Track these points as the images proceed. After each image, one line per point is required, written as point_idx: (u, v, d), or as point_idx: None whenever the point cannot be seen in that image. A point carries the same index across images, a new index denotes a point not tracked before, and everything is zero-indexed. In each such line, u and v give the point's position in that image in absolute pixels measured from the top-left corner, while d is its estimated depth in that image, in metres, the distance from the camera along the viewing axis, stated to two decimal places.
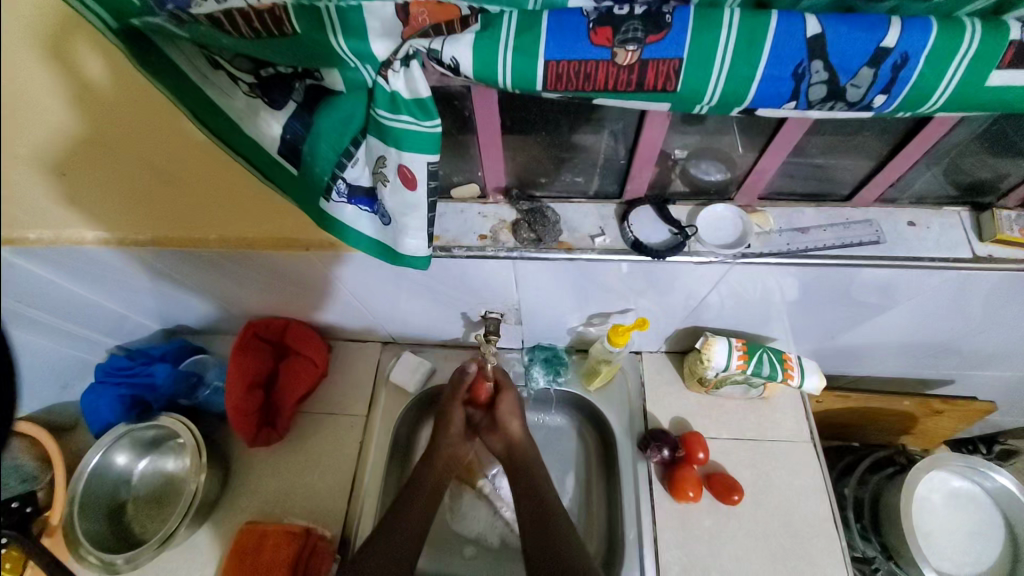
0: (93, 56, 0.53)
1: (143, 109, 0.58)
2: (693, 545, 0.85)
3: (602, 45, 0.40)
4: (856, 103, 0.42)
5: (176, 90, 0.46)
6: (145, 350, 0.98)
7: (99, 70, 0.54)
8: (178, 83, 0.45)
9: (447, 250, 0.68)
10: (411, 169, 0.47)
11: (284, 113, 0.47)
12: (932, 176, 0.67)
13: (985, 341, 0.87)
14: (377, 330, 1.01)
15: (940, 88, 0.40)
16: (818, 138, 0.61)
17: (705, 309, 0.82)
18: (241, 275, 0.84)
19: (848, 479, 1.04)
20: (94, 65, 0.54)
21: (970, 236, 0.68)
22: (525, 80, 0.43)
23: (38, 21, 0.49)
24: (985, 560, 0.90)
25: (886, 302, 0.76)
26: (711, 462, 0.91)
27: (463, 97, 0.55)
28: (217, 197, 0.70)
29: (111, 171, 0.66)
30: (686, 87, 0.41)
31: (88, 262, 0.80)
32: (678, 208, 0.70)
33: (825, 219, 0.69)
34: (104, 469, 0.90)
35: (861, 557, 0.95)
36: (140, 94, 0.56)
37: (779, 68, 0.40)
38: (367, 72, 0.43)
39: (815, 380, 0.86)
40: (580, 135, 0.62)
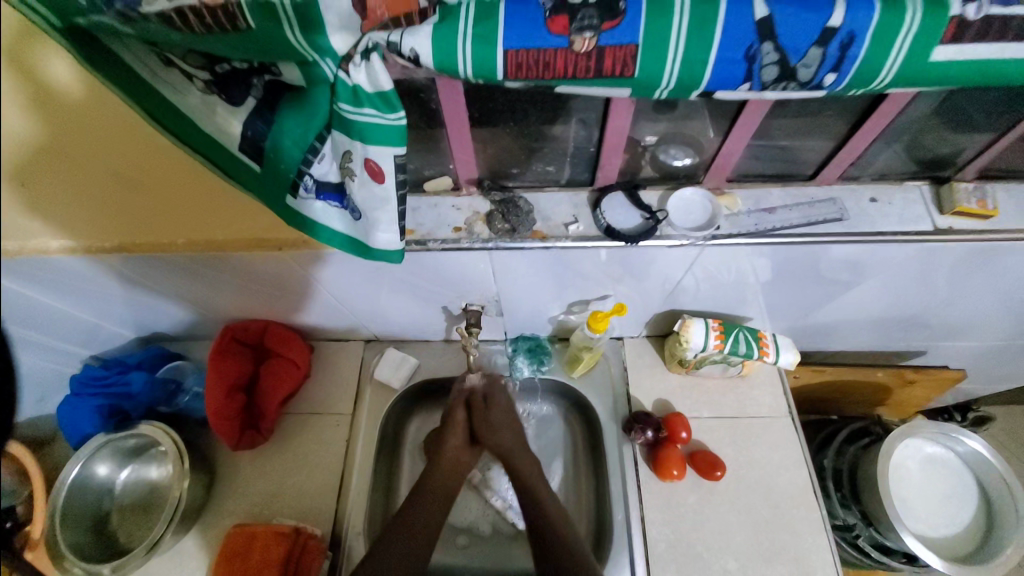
0: (53, 62, 0.50)
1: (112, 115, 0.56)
2: (679, 523, 0.87)
3: (560, 33, 0.40)
4: (807, 83, 0.43)
5: (132, 89, 0.45)
6: (120, 359, 0.97)
7: (62, 75, 0.51)
8: (133, 82, 0.45)
9: (422, 244, 0.68)
10: (378, 162, 0.47)
11: (245, 110, 0.47)
12: (892, 152, 0.69)
13: (952, 311, 0.90)
14: (359, 328, 1.01)
15: (886, 65, 0.42)
16: (781, 119, 0.62)
17: (681, 292, 0.84)
18: (216, 277, 0.83)
19: (827, 451, 1.08)
20: (54, 73, 0.50)
21: (930, 209, 0.71)
22: (485, 69, 0.43)
23: None
24: (961, 521, 0.94)
25: (853, 277, 0.78)
26: (693, 441, 0.93)
27: (428, 90, 0.55)
28: (185, 199, 0.69)
29: (74, 177, 0.63)
30: (643, 72, 0.42)
31: (56, 272, 0.78)
32: (649, 193, 0.71)
33: (791, 198, 0.71)
34: (86, 480, 0.89)
35: (842, 525, 0.99)
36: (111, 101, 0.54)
37: (731, 51, 0.41)
38: (327, 65, 0.43)
39: (790, 357, 0.88)
40: (548, 125, 0.63)
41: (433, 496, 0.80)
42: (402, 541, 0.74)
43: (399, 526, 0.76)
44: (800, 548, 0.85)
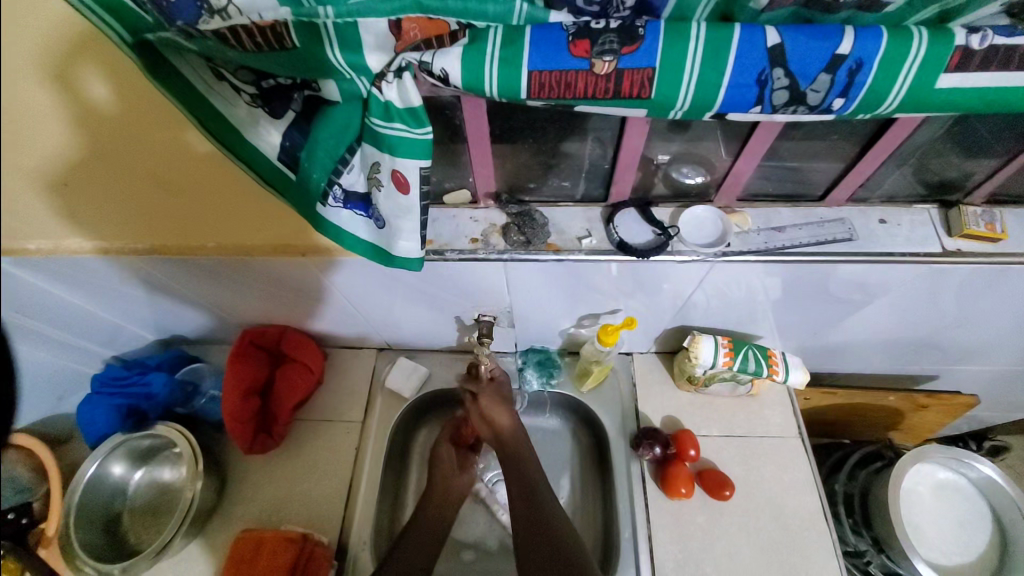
0: (90, 81, 0.56)
1: (143, 127, 0.61)
2: (687, 542, 0.86)
3: (581, 56, 0.43)
4: (816, 106, 0.45)
5: (186, 98, 0.48)
6: (141, 362, 0.99)
7: (100, 94, 0.57)
8: (188, 93, 0.47)
9: (440, 254, 0.71)
10: (404, 173, 0.49)
11: (285, 122, 0.50)
12: (900, 175, 0.70)
13: (964, 334, 0.90)
14: (372, 337, 1.03)
15: (894, 90, 0.43)
16: (790, 141, 0.64)
17: (691, 308, 0.85)
18: (239, 282, 0.86)
19: (838, 475, 1.06)
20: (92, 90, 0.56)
21: (938, 231, 0.72)
22: (510, 88, 0.46)
23: (41, 48, 0.52)
24: (976, 550, 0.92)
25: (864, 298, 0.79)
26: (702, 459, 0.93)
27: (453, 107, 0.58)
28: (214, 205, 0.72)
29: (110, 186, 0.68)
30: (660, 93, 0.44)
31: (88, 273, 0.81)
32: (661, 210, 0.73)
33: (801, 218, 0.72)
34: (101, 479, 0.91)
35: (854, 551, 0.96)
36: (142, 114, 0.59)
37: (743, 76, 0.43)
38: (362, 83, 0.46)
39: (800, 375, 0.88)
40: (565, 142, 0.65)
41: (433, 520, 0.82)
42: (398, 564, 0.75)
43: (401, 551, 0.77)
44: (811, 572, 0.83)
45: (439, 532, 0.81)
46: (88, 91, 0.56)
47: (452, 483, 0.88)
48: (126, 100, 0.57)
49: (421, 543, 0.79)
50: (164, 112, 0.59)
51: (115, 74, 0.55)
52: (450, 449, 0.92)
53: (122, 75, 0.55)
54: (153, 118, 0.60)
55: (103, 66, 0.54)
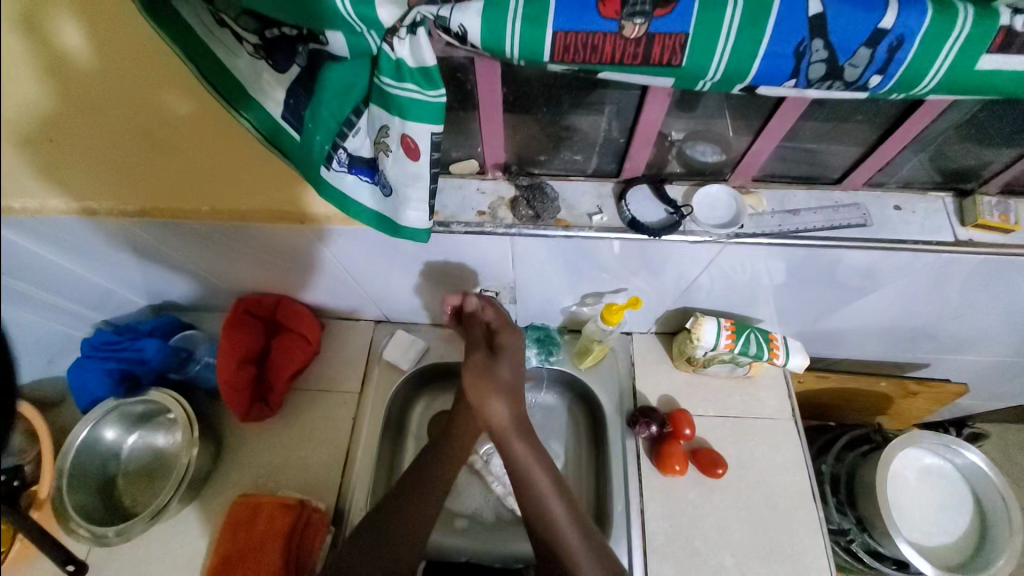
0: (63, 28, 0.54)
1: (127, 80, 0.59)
2: (679, 517, 0.88)
3: (611, 18, 0.40)
4: (852, 84, 0.43)
5: (186, 44, 0.45)
6: (133, 326, 0.97)
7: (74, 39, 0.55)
8: (187, 38, 0.44)
9: (446, 226, 0.69)
10: (414, 139, 0.47)
11: (289, 77, 0.47)
12: (918, 162, 0.69)
13: (962, 324, 0.91)
14: (371, 309, 1.01)
15: (932, 70, 0.42)
16: (811, 122, 0.62)
17: (696, 290, 0.84)
18: (235, 248, 0.83)
19: (826, 456, 1.08)
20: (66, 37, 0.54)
21: (951, 221, 0.71)
22: (532, 50, 0.43)
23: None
24: (955, 532, 0.95)
25: (869, 285, 0.79)
26: (696, 439, 0.94)
27: (466, 70, 0.55)
28: (208, 166, 0.69)
29: (98, 146, 0.65)
30: (691, 62, 0.42)
31: (76, 235, 0.78)
32: (674, 188, 0.71)
33: (815, 202, 0.71)
34: (93, 443, 0.90)
35: (837, 529, 1.00)
36: (123, 66, 0.57)
37: (781, 46, 0.41)
38: (372, 38, 0.43)
39: (799, 360, 0.89)
40: (579, 113, 0.63)
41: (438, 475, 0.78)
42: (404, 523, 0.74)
43: (405, 507, 0.75)
44: (796, 548, 0.86)
45: (441, 491, 0.78)
46: (67, 39, 0.55)
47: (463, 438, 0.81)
48: (104, 50, 0.56)
49: (421, 503, 0.76)
50: (147, 62, 0.57)
51: (93, 18, 0.53)
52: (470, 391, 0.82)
53: (99, 19, 0.53)
54: (135, 69, 0.58)
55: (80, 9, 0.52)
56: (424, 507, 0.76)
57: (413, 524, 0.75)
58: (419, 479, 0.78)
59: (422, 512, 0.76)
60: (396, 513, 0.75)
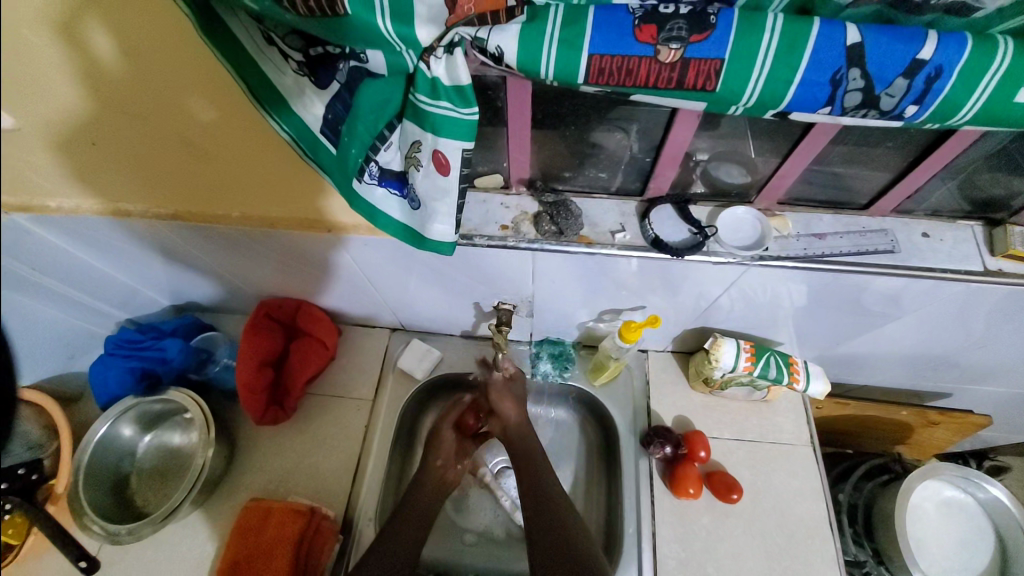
0: (99, 40, 0.54)
1: (159, 87, 0.59)
2: (691, 541, 0.86)
3: (646, 42, 0.41)
4: (887, 112, 0.43)
5: (236, 62, 0.47)
6: (155, 325, 0.99)
7: (110, 52, 0.55)
8: (238, 56, 0.46)
9: (469, 239, 0.69)
10: (446, 155, 0.48)
11: (329, 93, 0.48)
12: (947, 190, 0.68)
13: (986, 355, 0.89)
14: (388, 317, 1.02)
15: (971, 101, 0.41)
16: (840, 147, 0.62)
17: (715, 310, 0.83)
18: (259, 253, 0.85)
19: (843, 485, 1.05)
20: (103, 49, 0.55)
21: (981, 250, 0.69)
22: (567, 73, 0.43)
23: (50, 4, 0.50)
24: (976, 568, 0.92)
25: (893, 311, 0.77)
26: (712, 461, 0.93)
27: (497, 88, 0.56)
28: (240, 173, 0.71)
29: (135, 150, 0.67)
30: (725, 87, 0.42)
31: (105, 235, 0.81)
32: (698, 208, 0.71)
33: (842, 226, 0.70)
34: (112, 440, 0.91)
35: (853, 561, 0.95)
36: (155, 74, 0.57)
37: (817, 74, 0.41)
38: (409, 57, 0.44)
39: (820, 386, 0.87)
40: (605, 134, 0.63)
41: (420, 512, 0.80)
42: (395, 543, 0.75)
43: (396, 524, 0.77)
44: None
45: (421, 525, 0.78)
46: (104, 48, 0.55)
47: (443, 472, 0.87)
48: (137, 60, 0.56)
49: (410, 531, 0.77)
50: (180, 69, 0.57)
51: (125, 29, 0.53)
52: (452, 434, 0.91)
53: (129, 28, 0.53)
54: (170, 77, 0.58)
55: (115, 21, 0.52)
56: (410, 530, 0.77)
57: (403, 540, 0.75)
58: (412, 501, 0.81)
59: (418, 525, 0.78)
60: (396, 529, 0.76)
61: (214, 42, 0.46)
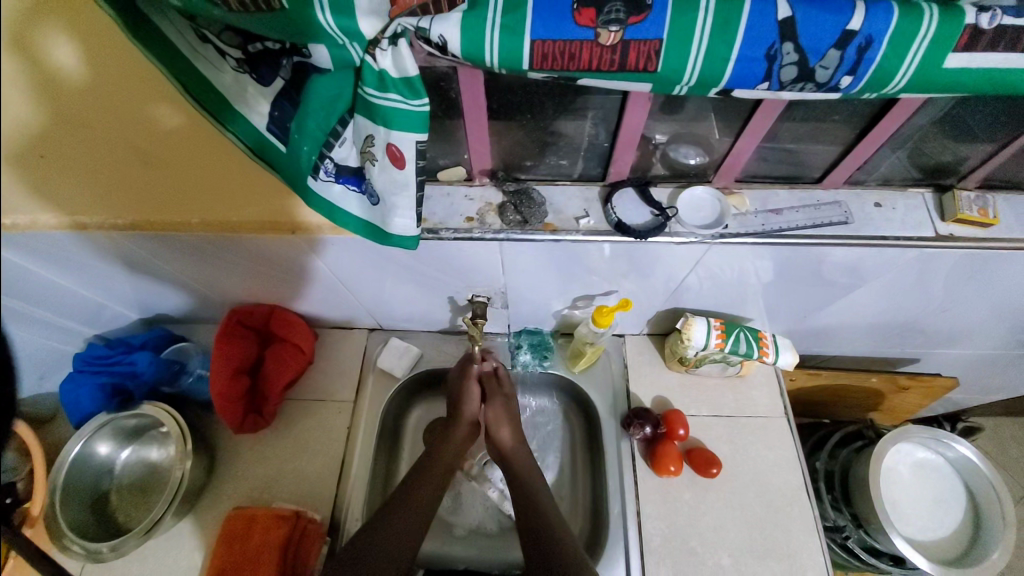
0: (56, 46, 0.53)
1: (116, 93, 0.58)
2: (675, 517, 0.88)
3: (586, 26, 0.41)
4: (824, 84, 0.44)
5: (171, 62, 0.46)
6: (124, 339, 0.97)
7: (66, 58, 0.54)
8: (173, 56, 0.45)
9: (435, 232, 0.69)
10: (399, 148, 0.47)
11: (274, 90, 0.48)
12: (896, 160, 0.70)
13: (946, 318, 0.92)
14: (364, 317, 1.02)
15: (901, 69, 0.43)
16: (790, 123, 0.64)
17: (685, 291, 0.85)
18: (226, 260, 0.84)
19: (820, 453, 1.09)
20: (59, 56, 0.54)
21: (931, 216, 0.72)
22: (511, 59, 0.44)
23: None
24: (949, 525, 0.96)
25: (854, 281, 0.80)
26: (691, 439, 0.95)
27: (449, 79, 0.56)
28: (203, 179, 0.70)
29: (90, 158, 0.65)
30: (666, 67, 0.43)
31: (64, 249, 0.78)
32: (659, 190, 0.72)
33: (798, 201, 0.72)
34: (86, 458, 0.89)
35: (833, 526, 1.00)
36: (113, 79, 0.56)
37: (752, 50, 0.42)
38: (354, 50, 0.44)
39: (790, 357, 0.90)
40: (563, 121, 0.64)
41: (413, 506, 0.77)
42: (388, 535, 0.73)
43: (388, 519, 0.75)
44: (792, 545, 0.87)
45: (418, 518, 0.76)
46: (63, 53, 0.54)
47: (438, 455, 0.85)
48: (95, 66, 0.55)
49: (404, 518, 0.76)
50: (138, 74, 0.56)
51: (84, 35, 0.52)
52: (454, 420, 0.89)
53: (89, 34, 0.52)
54: (127, 84, 0.57)
55: (74, 26, 0.51)
56: (404, 522, 0.75)
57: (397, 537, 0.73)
58: (413, 481, 0.81)
59: (422, 504, 0.78)
60: (397, 509, 0.76)
61: (145, 42, 0.45)
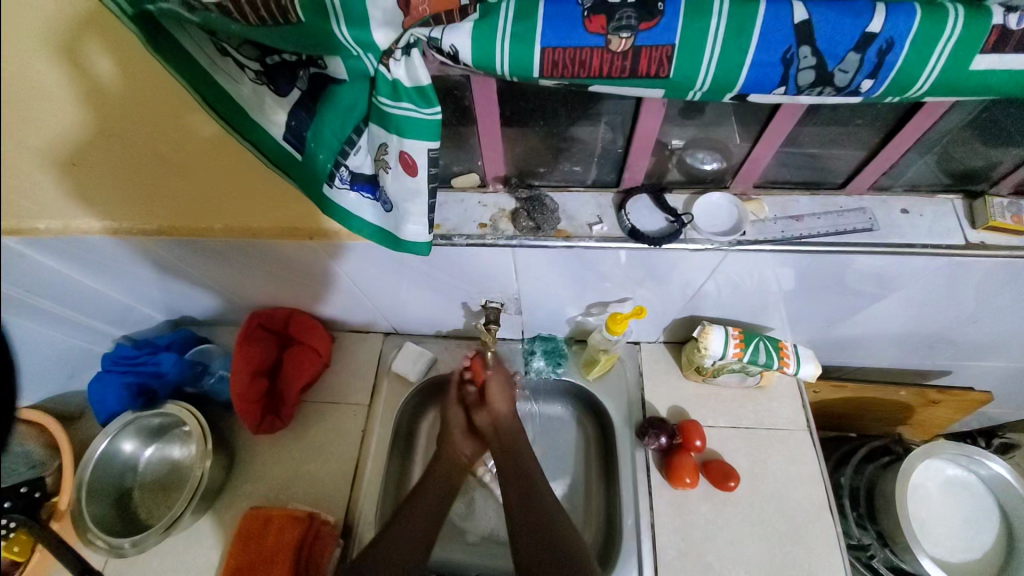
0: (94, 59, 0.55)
1: (149, 104, 0.60)
2: (691, 531, 0.86)
3: (597, 33, 0.41)
4: (844, 88, 0.43)
5: (191, 75, 0.47)
6: (151, 341, 1.00)
7: (104, 70, 0.56)
8: (191, 68, 0.47)
9: (448, 238, 0.70)
10: (412, 156, 0.48)
11: (290, 100, 0.49)
12: (924, 164, 0.68)
13: (980, 330, 0.88)
14: (379, 322, 1.03)
15: (925, 72, 0.41)
16: (810, 127, 0.62)
17: (702, 298, 0.83)
18: (247, 265, 0.87)
19: (845, 468, 1.05)
20: (96, 68, 0.56)
21: (962, 223, 0.69)
22: (522, 67, 0.44)
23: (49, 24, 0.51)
24: (980, 546, 0.91)
25: (881, 290, 0.77)
26: (708, 450, 0.92)
27: (462, 87, 0.56)
28: (227, 186, 0.72)
29: (119, 167, 0.68)
30: (679, 73, 0.43)
31: (96, 253, 0.81)
32: (674, 196, 0.71)
33: (820, 207, 0.70)
34: (111, 456, 0.93)
35: (857, 544, 0.95)
36: (145, 90, 0.58)
37: (768, 54, 0.41)
38: (369, 60, 0.44)
39: (811, 368, 0.87)
40: (577, 127, 0.64)
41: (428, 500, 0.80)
42: (406, 526, 0.77)
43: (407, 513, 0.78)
44: (814, 564, 0.83)
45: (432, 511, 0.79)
46: (98, 69, 0.56)
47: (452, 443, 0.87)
48: (130, 78, 0.57)
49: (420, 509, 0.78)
50: (169, 87, 0.58)
51: (120, 50, 0.54)
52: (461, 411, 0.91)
53: (124, 48, 0.54)
54: (159, 95, 0.59)
55: (111, 40, 0.53)
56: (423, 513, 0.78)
57: (414, 525, 0.77)
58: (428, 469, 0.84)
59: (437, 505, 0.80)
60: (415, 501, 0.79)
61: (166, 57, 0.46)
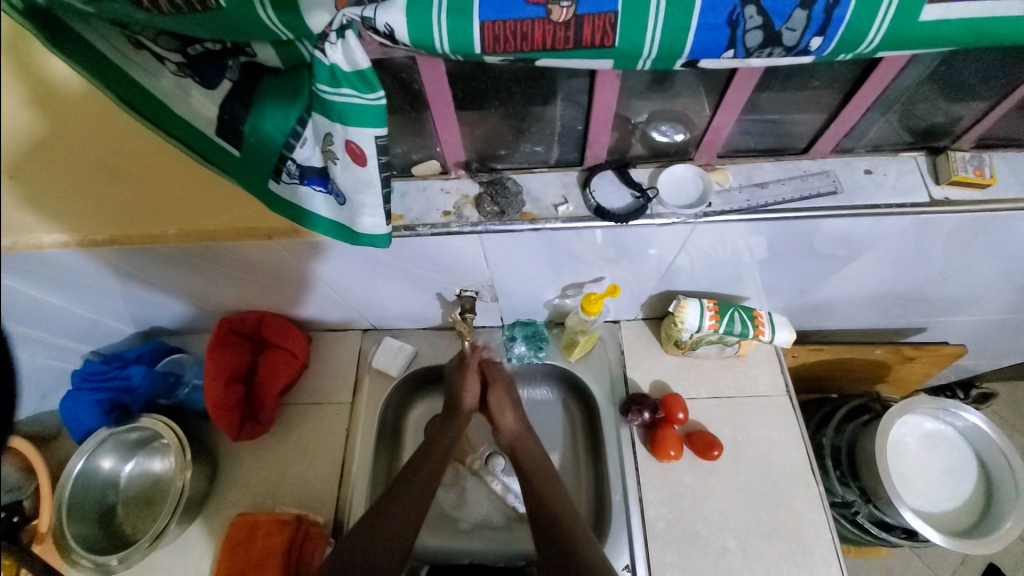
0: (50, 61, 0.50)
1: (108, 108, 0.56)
2: (678, 502, 0.87)
3: (536, 3, 0.39)
4: (793, 48, 0.42)
5: (101, 70, 0.45)
6: (120, 354, 0.97)
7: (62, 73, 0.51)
8: (100, 63, 0.44)
9: (411, 229, 0.68)
10: (359, 144, 0.46)
11: (221, 92, 0.47)
12: (885, 123, 0.67)
13: (950, 284, 0.89)
14: (355, 318, 1.01)
15: (875, 26, 0.40)
16: (769, 93, 0.61)
17: (676, 272, 0.83)
18: (209, 270, 0.84)
19: (826, 429, 1.07)
20: (53, 71, 0.51)
21: (925, 180, 0.69)
22: (462, 44, 0.42)
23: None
24: (961, 495, 0.94)
25: (850, 252, 0.77)
26: (691, 422, 0.93)
27: (410, 70, 0.54)
28: (179, 190, 0.69)
29: (69, 176, 0.64)
30: (625, 41, 0.41)
31: (50, 267, 0.77)
32: (639, 171, 0.70)
33: (784, 172, 0.70)
34: (90, 474, 0.90)
35: (841, 502, 0.99)
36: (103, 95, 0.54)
37: (713, 16, 0.40)
38: (304, 46, 0.42)
39: (786, 335, 0.87)
40: (535, 105, 0.62)
41: (414, 492, 0.77)
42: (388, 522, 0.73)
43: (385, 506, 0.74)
44: (798, 524, 0.85)
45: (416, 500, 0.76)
46: (47, 73, 0.50)
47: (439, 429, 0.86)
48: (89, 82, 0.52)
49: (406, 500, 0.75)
50: None
51: None
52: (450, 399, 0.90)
53: None
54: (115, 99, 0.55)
55: None
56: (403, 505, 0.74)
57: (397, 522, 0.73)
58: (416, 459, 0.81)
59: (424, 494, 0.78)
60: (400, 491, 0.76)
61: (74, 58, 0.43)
